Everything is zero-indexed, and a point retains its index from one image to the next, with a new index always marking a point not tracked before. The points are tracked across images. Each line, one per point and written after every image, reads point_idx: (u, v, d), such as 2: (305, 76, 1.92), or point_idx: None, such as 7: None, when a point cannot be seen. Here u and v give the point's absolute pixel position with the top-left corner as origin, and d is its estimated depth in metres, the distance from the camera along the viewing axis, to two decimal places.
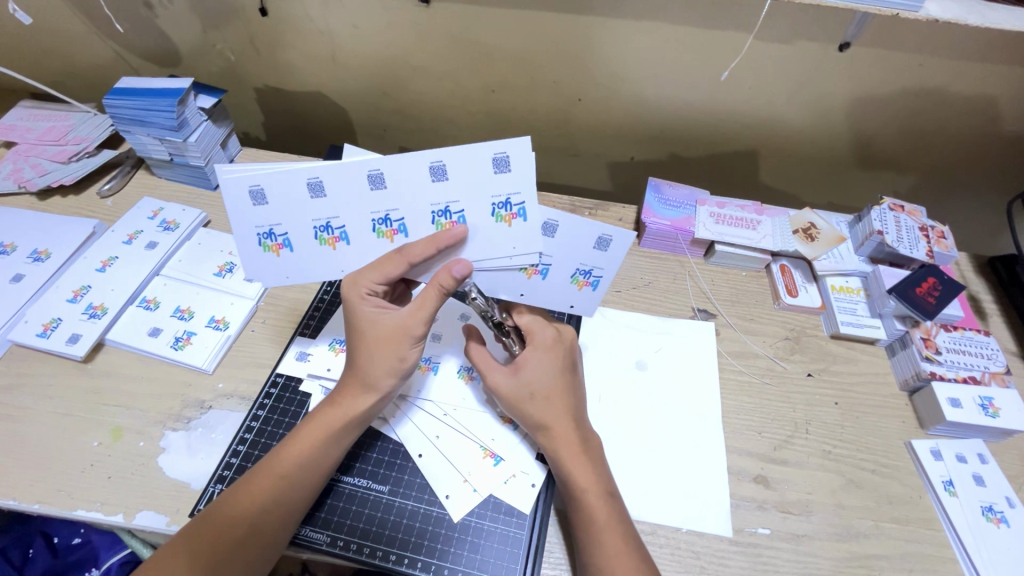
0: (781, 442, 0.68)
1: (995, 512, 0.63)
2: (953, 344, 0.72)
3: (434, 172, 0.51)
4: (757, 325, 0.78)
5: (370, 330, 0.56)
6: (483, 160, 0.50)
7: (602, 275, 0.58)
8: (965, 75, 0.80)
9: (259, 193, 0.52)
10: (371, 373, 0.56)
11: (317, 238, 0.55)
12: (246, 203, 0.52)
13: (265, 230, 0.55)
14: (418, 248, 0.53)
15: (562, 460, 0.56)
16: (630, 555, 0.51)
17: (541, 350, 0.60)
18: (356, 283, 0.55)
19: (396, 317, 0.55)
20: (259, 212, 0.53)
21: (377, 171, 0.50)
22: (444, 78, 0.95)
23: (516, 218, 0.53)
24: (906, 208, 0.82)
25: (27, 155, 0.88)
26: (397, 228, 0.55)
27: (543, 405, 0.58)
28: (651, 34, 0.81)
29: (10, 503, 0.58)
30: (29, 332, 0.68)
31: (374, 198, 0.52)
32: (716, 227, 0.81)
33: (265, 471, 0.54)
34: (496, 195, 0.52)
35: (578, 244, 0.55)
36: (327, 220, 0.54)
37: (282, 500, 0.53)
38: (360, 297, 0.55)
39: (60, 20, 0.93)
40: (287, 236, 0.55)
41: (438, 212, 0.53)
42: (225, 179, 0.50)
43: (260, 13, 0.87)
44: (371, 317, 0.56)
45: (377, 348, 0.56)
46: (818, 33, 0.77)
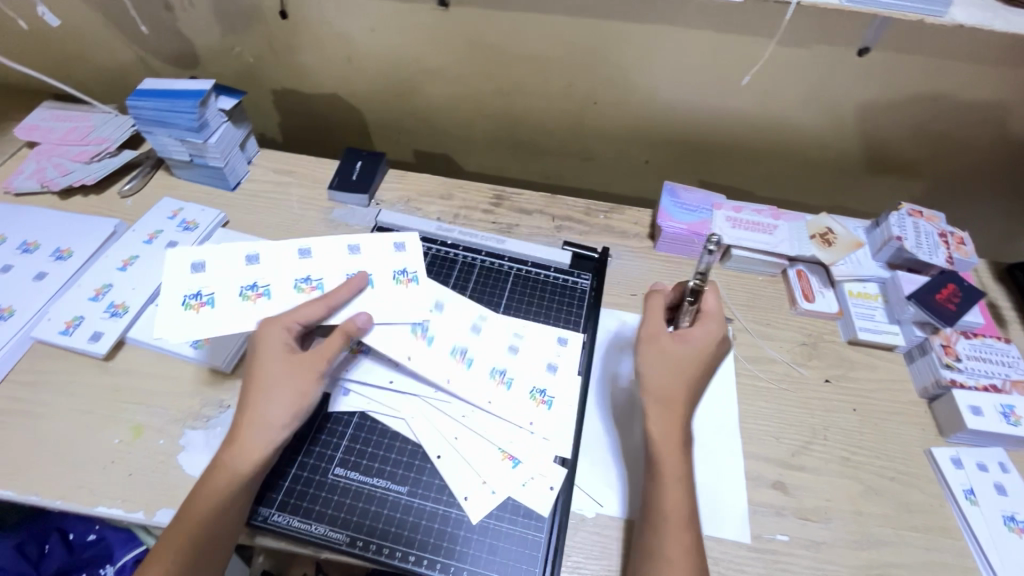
0: (798, 448, 0.67)
1: (1018, 521, 0.62)
2: (973, 351, 0.71)
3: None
4: (774, 330, 0.78)
5: (275, 362, 0.58)
6: (338, 249, 0.69)
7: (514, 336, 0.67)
8: (984, 80, 0.79)
9: (200, 265, 0.65)
10: (268, 406, 0.56)
11: (240, 295, 0.64)
12: (225, 266, 0.65)
13: (194, 291, 0.63)
14: (310, 309, 0.61)
15: (658, 445, 0.57)
16: (689, 556, 0.51)
17: (707, 333, 0.62)
18: (275, 322, 0.60)
19: (294, 352, 0.59)
20: (194, 278, 0.64)
21: (404, 241, 0.70)
22: (460, 81, 0.95)
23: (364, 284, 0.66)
24: (925, 213, 0.82)
25: (49, 155, 0.89)
26: (314, 287, 0.66)
27: (673, 378, 0.59)
28: (669, 38, 0.81)
29: (33, 499, 0.58)
30: (52, 330, 0.69)
31: (302, 266, 0.67)
32: (732, 231, 0.81)
33: (219, 470, 0.54)
34: (364, 273, 0.67)
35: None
36: (309, 274, 0.67)
37: (230, 507, 0.54)
38: (272, 330, 0.60)
39: (83, 23, 0.94)
40: (322, 280, 0.66)
41: (368, 278, 0.66)
42: (174, 253, 0.65)
43: (280, 16, 0.88)
44: (280, 351, 0.59)
45: (275, 366, 0.58)
46: (837, 37, 0.77)
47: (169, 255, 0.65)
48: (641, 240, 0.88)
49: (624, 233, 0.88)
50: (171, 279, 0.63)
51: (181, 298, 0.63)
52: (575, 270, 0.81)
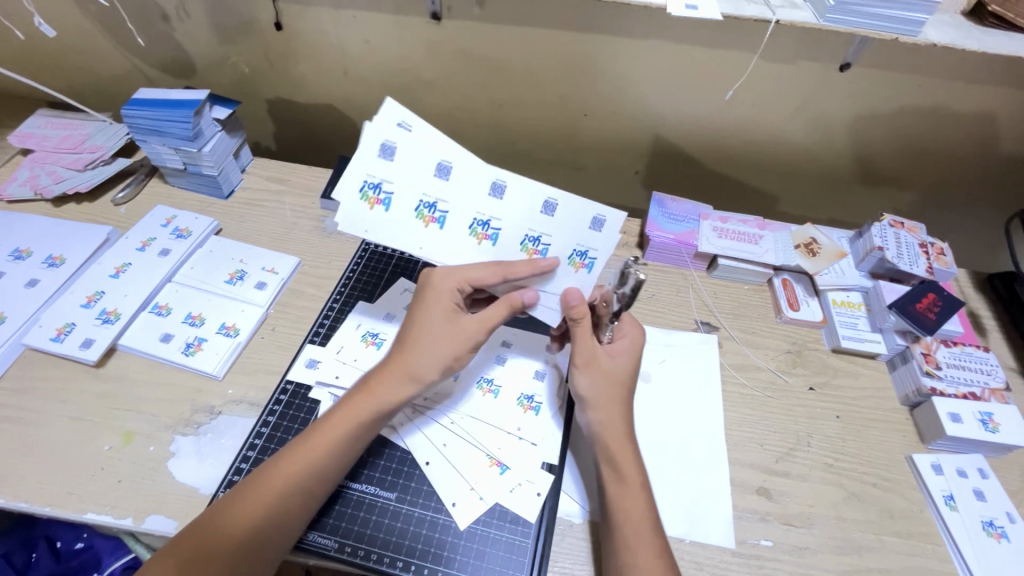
0: (782, 454, 0.68)
1: (996, 526, 0.63)
2: (952, 359, 0.73)
3: (494, 188, 0.58)
4: (759, 339, 0.79)
5: (439, 322, 0.59)
6: (482, 181, 0.58)
7: (597, 258, 0.59)
8: (962, 95, 0.82)
9: (390, 147, 0.57)
10: (419, 361, 0.58)
11: (361, 192, 0.58)
12: (317, 132, 0.56)
13: (374, 181, 0.58)
14: (488, 271, 0.59)
15: (612, 450, 0.58)
16: (657, 556, 0.52)
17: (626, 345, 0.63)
18: (452, 275, 0.60)
19: (476, 320, 0.59)
20: (377, 164, 0.58)
21: (448, 162, 0.57)
22: (453, 92, 0.97)
23: (485, 238, 0.60)
24: (906, 224, 0.84)
25: (42, 162, 0.90)
26: (436, 217, 0.59)
27: (610, 392, 0.60)
28: (657, 52, 0.83)
29: (22, 506, 0.59)
30: (43, 337, 0.70)
31: (430, 182, 0.58)
32: (719, 240, 0.82)
33: (265, 482, 0.53)
34: (480, 213, 0.59)
35: (574, 223, 0.58)
36: (380, 181, 0.58)
37: (288, 502, 0.53)
38: (445, 291, 0.60)
39: (79, 32, 0.95)
40: (336, 180, 0.58)
41: (477, 222, 0.59)
42: (316, 102, 0.55)
43: (275, 27, 0.90)
44: (451, 309, 0.60)
45: (439, 338, 0.59)
46: (819, 53, 0.79)
47: (371, 121, 0.56)
48: (630, 249, 0.89)
49: (613, 242, 0.90)
50: (356, 155, 0.57)
51: (359, 185, 0.58)
52: None
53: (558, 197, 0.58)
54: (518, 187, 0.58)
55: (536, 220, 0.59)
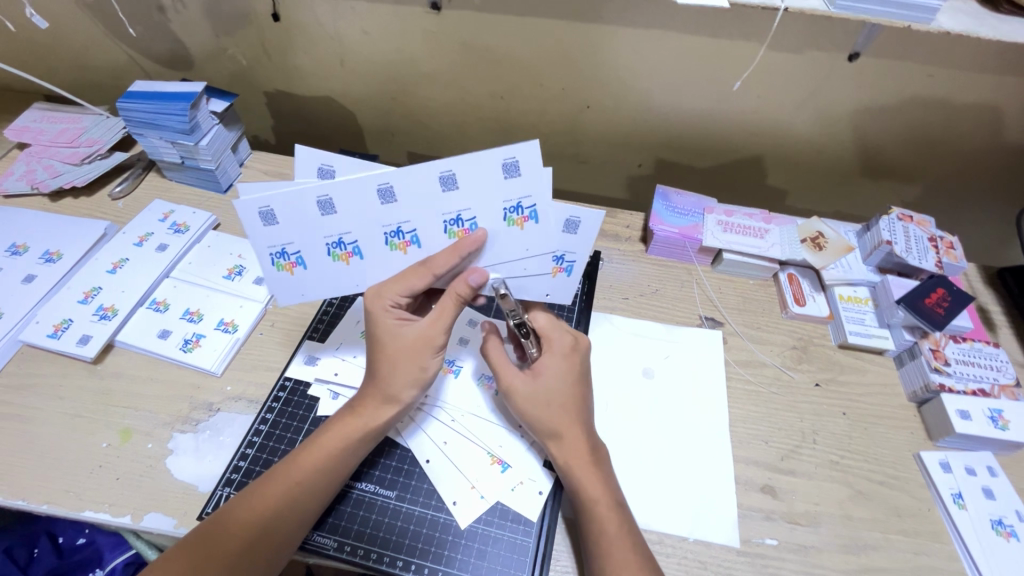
0: (788, 451, 0.68)
1: (1005, 525, 0.62)
2: (962, 355, 0.71)
3: (445, 181, 0.52)
4: (765, 334, 0.78)
5: (392, 341, 0.56)
6: (308, 203, 0.53)
7: (536, 204, 0.54)
8: (974, 86, 0.80)
9: (269, 214, 0.53)
10: (394, 385, 0.56)
11: (329, 253, 0.57)
12: (257, 224, 0.54)
13: (277, 250, 0.56)
14: (442, 259, 0.55)
15: (572, 470, 0.56)
16: (637, 564, 0.51)
17: (563, 350, 0.60)
18: (380, 295, 0.56)
19: (418, 328, 0.56)
20: (271, 232, 0.54)
21: (387, 184, 0.52)
22: (453, 84, 0.95)
23: (408, 244, 0.56)
24: (915, 218, 0.82)
25: (39, 156, 0.89)
26: (351, 251, 0.56)
27: (559, 413, 0.57)
28: (661, 42, 0.81)
29: (19, 504, 0.58)
30: (40, 333, 0.69)
31: (326, 223, 0.54)
32: (723, 235, 0.81)
33: (282, 477, 0.53)
34: (387, 224, 0.55)
35: (487, 179, 0.52)
36: (339, 236, 0.55)
37: (296, 506, 0.53)
38: (383, 309, 0.56)
39: (74, 24, 0.94)
40: (300, 254, 0.56)
41: (390, 233, 0.55)
42: (239, 203, 0.51)
43: (273, 19, 0.88)
44: (393, 329, 0.56)
45: (396, 360, 0.56)
46: (828, 43, 0.77)
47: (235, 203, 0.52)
48: (633, 243, 0.88)
49: (616, 236, 0.88)
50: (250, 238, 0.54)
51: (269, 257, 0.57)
52: None
53: (452, 167, 0.51)
54: (465, 165, 0.51)
55: (443, 200, 0.53)
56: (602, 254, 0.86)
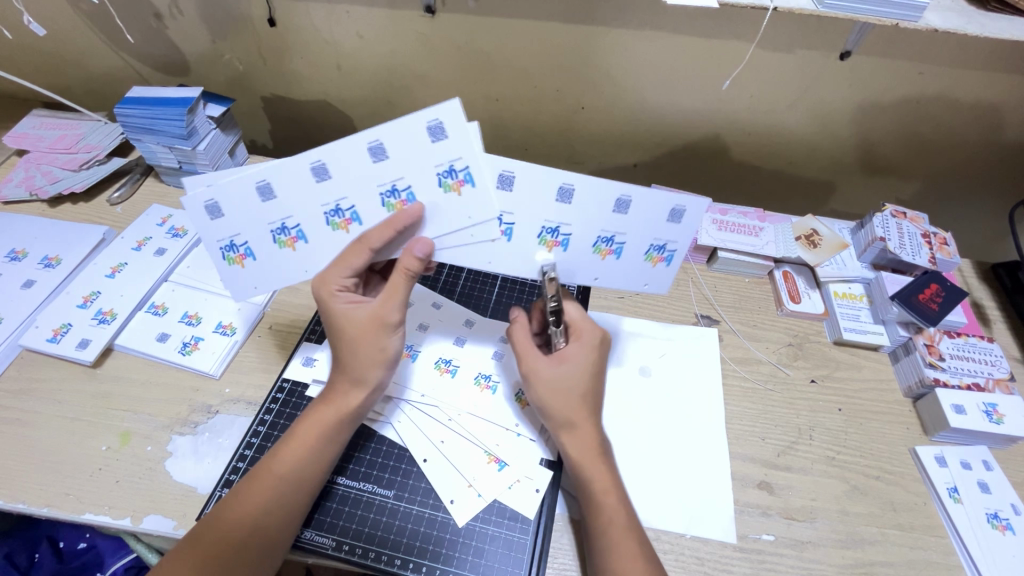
0: (784, 448, 0.68)
1: (1001, 518, 0.63)
2: (956, 350, 0.72)
3: (374, 152, 0.51)
4: (760, 331, 0.79)
5: (345, 324, 0.56)
6: (247, 191, 0.53)
7: (466, 164, 0.52)
8: (965, 83, 0.80)
9: (211, 205, 0.53)
10: (355, 367, 0.57)
11: (275, 241, 0.56)
12: (200, 218, 0.54)
13: (226, 242, 0.56)
14: (377, 232, 0.53)
15: (580, 462, 0.57)
16: (640, 559, 0.51)
17: (590, 341, 0.59)
18: (326, 281, 0.55)
19: (368, 307, 0.56)
20: (216, 224, 0.55)
21: (319, 162, 0.52)
22: (448, 87, 0.96)
23: (350, 222, 0.55)
24: (908, 214, 0.83)
25: (38, 163, 0.90)
26: (296, 236, 0.56)
27: (575, 403, 0.58)
28: (653, 43, 0.82)
29: (20, 507, 0.58)
30: (40, 338, 0.69)
31: (267, 209, 0.54)
32: (718, 233, 0.81)
33: (266, 473, 0.54)
34: (326, 202, 0.54)
35: (418, 149, 0.51)
36: (282, 222, 0.55)
37: (281, 500, 0.53)
38: (332, 294, 0.55)
39: (71, 31, 0.94)
40: (248, 244, 0.57)
41: (330, 213, 0.55)
42: (182, 196, 0.53)
43: (268, 24, 0.89)
44: (345, 312, 0.56)
45: (352, 341, 0.56)
46: (819, 42, 0.77)
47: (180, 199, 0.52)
48: None
49: None
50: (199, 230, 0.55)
51: (218, 251, 0.57)
52: None
53: (378, 136, 0.50)
54: (389, 133, 0.50)
55: (374, 171, 0.52)
56: None
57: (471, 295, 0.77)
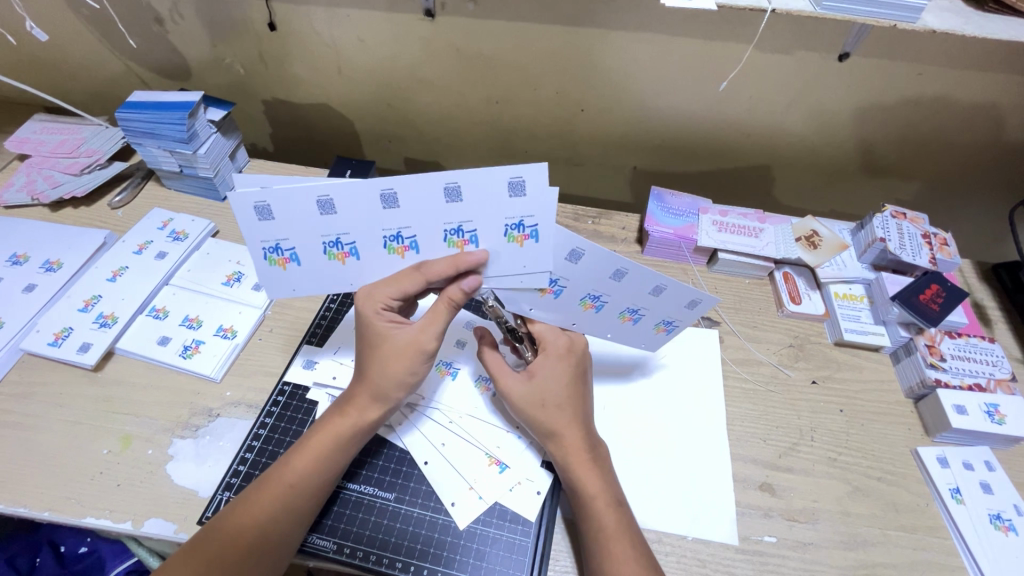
0: (786, 449, 0.68)
1: (1004, 519, 0.62)
2: (957, 351, 0.72)
3: (449, 193, 0.50)
4: (761, 332, 0.78)
5: (386, 345, 0.56)
6: (305, 202, 0.50)
7: (538, 225, 0.52)
8: (965, 83, 0.81)
9: (265, 209, 0.51)
10: (384, 386, 0.56)
11: (325, 252, 0.55)
12: (252, 219, 0.51)
13: (271, 245, 0.54)
14: (440, 266, 0.54)
15: (570, 468, 0.57)
16: (634, 561, 0.51)
17: (558, 349, 0.61)
18: (372, 299, 0.56)
19: (411, 331, 0.56)
20: (267, 227, 0.52)
21: (391, 191, 0.50)
22: (448, 90, 0.96)
23: (407, 249, 0.55)
24: (908, 215, 0.83)
25: (39, 167, 0.90)
26: (348, 251, 0.55)
27: (554, 413, 0.58)
28: (653, 45, 0.82)
29: (21, 511, 0.58)
30: (41, 341, 0.69)
31: (325, 223, 0.52)
32: (718, 235, 0.81)
33: (277, 480, 0.54)
34: (387, 228, 0.53)
35: (493, 200, 0.50)
36: (337, 237, 0.53)
37: (292, 509, 0.53)
38: (376, 312, 0.56)
39: (73, 35, 0.95)
40: (295, 250, 0.54)
41: (389, 237, 0.54)
42: (234, 197, 0.49)
43: (269, 28, 0.89)
44: (385, 332, 0.56)
45: (388, 361, 0.56)
46: (819, 43, 0.78)
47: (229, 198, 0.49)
48: (629, 244, 0.88)
49: (612, 238, 0.89)
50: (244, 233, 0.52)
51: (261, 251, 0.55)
52: None
53: (457, 182, 0.49)
54: (470, 180, 0.49)
55: (445, 211, 0.52)
56: None
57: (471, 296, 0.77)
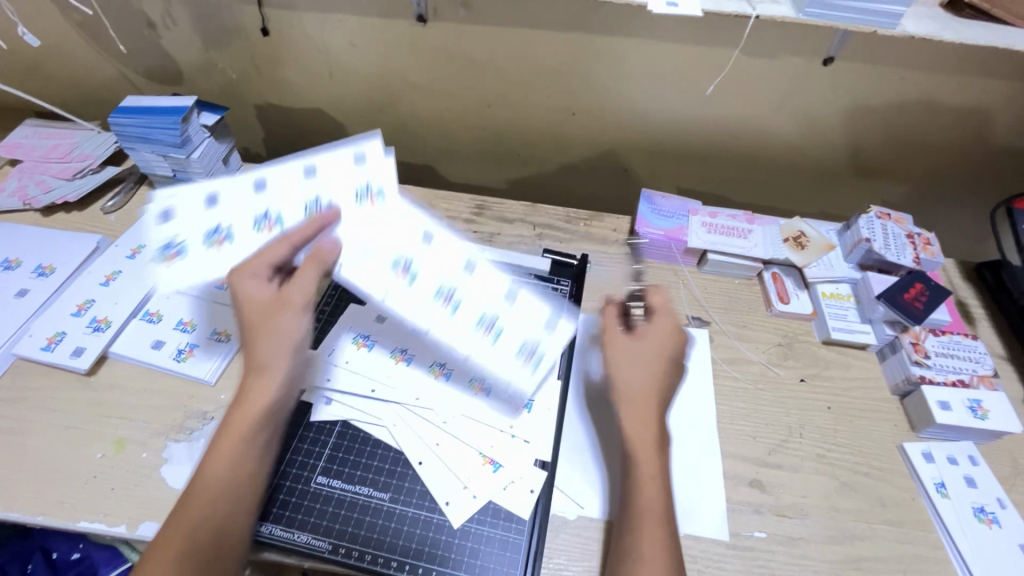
0: (775, 446, 0.69)
1: (987, 512, 0.64)
2: (941, 348, 0.73)
3: (346, 168, 0.67)
4: (750, 332, 0.80)
5: (245, 310, 0.59)
6: (198, 200, 0.69)
7: (379, 189, 0.67)
8: (944, 86, 0.83)
9: (213, 200, 0.69)
10: (274, 353, 0.58)
11: (205, 240, 0.66)
12: (194, 211, 0.69)
13: (174, 238, 0.66)
14: (297, 231, 0.62)
15: (635, 444, 0.56)
16: (665, 549, 0.51)
17: (664, 332, 0.62)
18: (240, 273, 0.59)
19: (268, 291, 0.59)
20: (188, 223, 0.67)
21: (311, 167, 0.68)
22: (441, 95, 0.97)
23: (272, 227, 0.66)
24: (892, 216, 0.85)
25: (31, 172, 0.90)
26: (266, 230, 0.67)
27: (634, 385, 0.58)
28: (641, 49, 0.84)
29: (14, 516, 0.58)
30: (34, 346, 0.69)
31: (249, 211, 0.67)
32: (707, 236, 0.83)
33: (200, 485, 0.53)
34: (259, 211, 0.67)
35: (347, 173, 0.68)
36: (255, 218, 0.66)
37: (223, 505, 0.52)
38: (245, 282, 0.59)
39: (65, 40, 0.95)
40: (186, 242, 0.67)
41: (259, 218, 0.67)
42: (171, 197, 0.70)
43: (262, 32, 0.90)
44: (247, 299, 0.59)
45: (263, 325, 0.58)
46: (802, 48, 0.80)
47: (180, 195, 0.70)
48: (620, 246, 0.89)
49: (603, 240, 0.90)
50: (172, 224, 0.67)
51: (167, 245, 0.66)
52: (555, 276, 0.83)
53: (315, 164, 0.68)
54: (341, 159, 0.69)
55: (322, 186, 0.67)
56: (590, 257, 0.87)
57: None
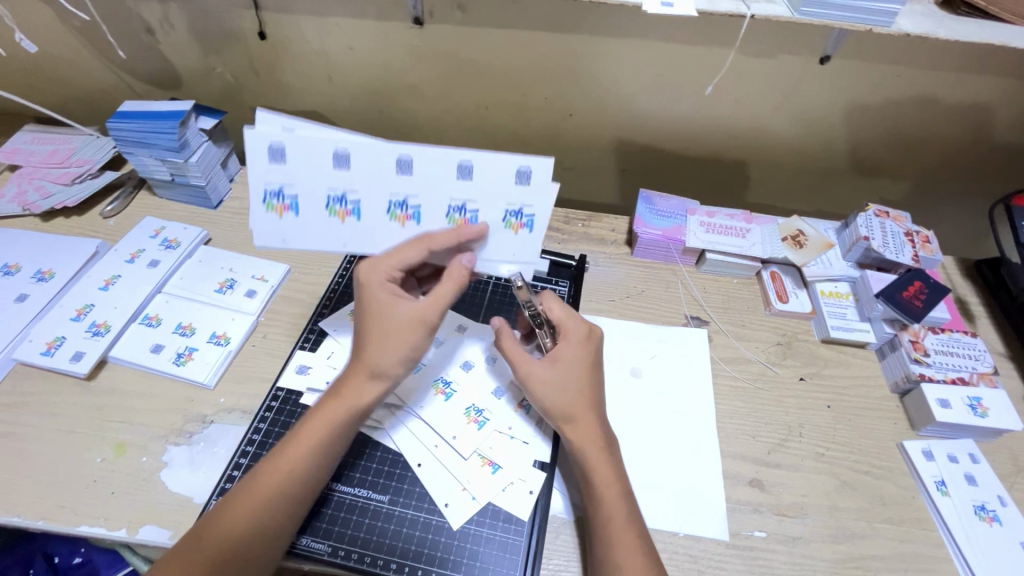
0: (775, 445, 0.69)
1: (988, 510, 0.64)
2: (940, 346, 0.73)
3: (399, 163, 0.60)
4: (749, 331, 0.80)
5: (386, 316, 0.58)
6: (261, 149, 0.59)
7: (478, 209, 0.61)
8: (942, 83, 0.83)
9: (279, 151, 0.59)
10: (382, 360, 0.57)
11: (264, 202, 0.62)
12: (264, 159, 0.59)
13: (275, 189, 0.61)
14: (439, 236, 0.59)
15: (587, 455, 0.57)
16: (640, 555, 0.52)
17: (578, 344, 0.61)
18: (375, 269, 0.59)
19: (414, 306, 0.58)
20: (275, 170, 0.60)
21: (342, 151, 0.59)
22: (439, 97, 0.97)
23: (348, 213, 0.63)
24: (891, 214, 0.85)
25: (31, 177, 0.90)
26: (349, 211, 0.62)
27: (570, 398, 0.59)
28: (639, 49, 0.84)
29: (14, 521, 0.58)
30: (34, 351, 0.70)
31: (334, 176, 0.60)
32: (706, 235, 0.83)
33: (261, 478, 0.54)
34: (335, 190, 0.61)
35: (498, 183, 0.60)
36: (343, 193, 0.61)
37: (272, 507, 0.53)
38: (378, 284, 0.59)
39: (64, 46, 0.95)
40: (295, 198, 0.62)
41: (333, 199, 0.62)
42: (252, 133, 0.57)
43: (260, 37, 0.90)
44: (387, 302, 0.58)
45: (389, 334, 0.57)
46: (799, 46, 0.80)
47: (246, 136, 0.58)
48: (619, 246, 0.89)
49: (602, 240, 0.90)
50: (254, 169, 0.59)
51: (264, 195, 0.62)
52: (554, 277, 0.83)
53: (409, 153, 0.59)
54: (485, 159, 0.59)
55: (392, 182, 0.61)
56: (588, 258, 0.87)
57: (463, 299, 0.78)
